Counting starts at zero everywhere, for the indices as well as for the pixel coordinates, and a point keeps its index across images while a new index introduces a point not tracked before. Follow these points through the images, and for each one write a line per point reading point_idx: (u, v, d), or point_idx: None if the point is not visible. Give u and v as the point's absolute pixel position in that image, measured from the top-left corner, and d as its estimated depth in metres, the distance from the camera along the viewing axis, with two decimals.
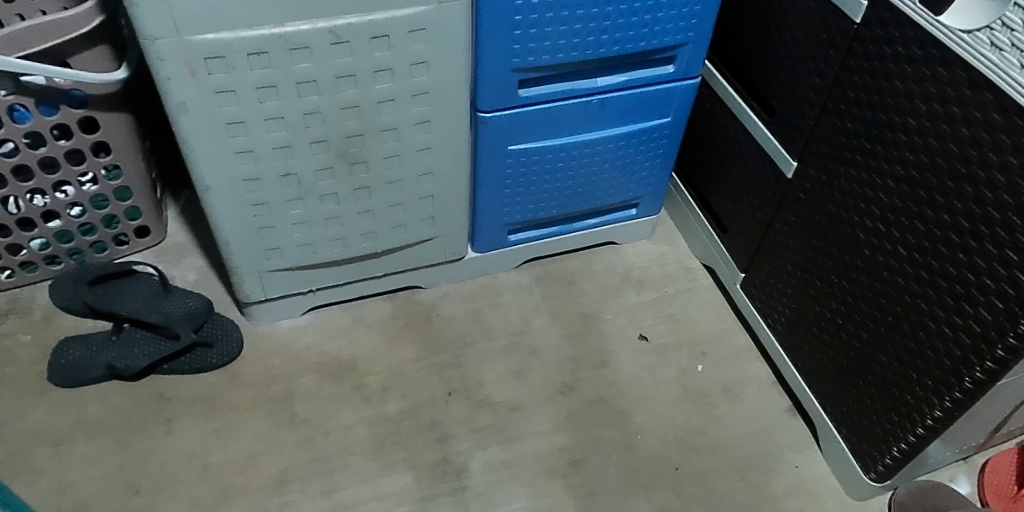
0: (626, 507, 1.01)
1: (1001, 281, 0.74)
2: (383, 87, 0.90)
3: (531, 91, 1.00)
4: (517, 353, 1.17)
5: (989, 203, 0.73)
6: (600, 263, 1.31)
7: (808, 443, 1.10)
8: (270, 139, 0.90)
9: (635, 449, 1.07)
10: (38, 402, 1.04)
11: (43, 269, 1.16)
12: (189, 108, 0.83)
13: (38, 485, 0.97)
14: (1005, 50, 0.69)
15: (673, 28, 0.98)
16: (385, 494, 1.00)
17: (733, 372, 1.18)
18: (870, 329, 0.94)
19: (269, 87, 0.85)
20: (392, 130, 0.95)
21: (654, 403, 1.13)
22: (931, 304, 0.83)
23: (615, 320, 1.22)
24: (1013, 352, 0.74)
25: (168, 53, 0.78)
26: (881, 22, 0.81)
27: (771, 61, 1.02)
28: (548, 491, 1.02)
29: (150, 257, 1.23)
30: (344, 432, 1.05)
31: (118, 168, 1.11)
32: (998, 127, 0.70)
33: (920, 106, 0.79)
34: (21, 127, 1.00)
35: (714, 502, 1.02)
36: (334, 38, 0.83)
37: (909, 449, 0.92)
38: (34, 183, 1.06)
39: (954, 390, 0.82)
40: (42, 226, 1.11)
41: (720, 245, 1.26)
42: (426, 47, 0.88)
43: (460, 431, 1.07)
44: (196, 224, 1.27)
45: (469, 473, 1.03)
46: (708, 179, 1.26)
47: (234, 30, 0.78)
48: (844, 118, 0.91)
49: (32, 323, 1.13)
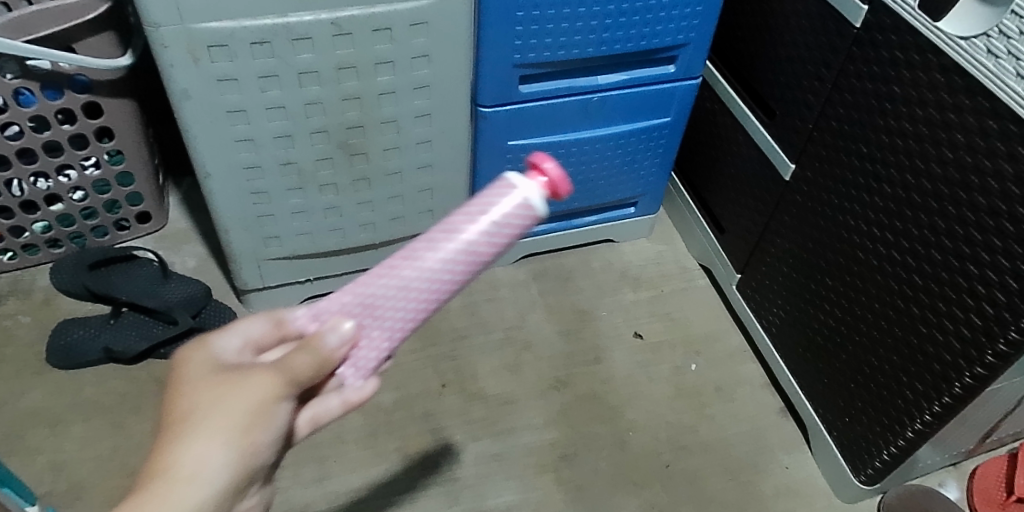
0: (614, 502, 1.02)
1: (993, 288, 0.74)
2: (384, 79, 0.91)
3: (532, 87, 1.01)
4: (512, 347, 1.18)
5: (982, 210, 0.74)
6: (597, 261, 1.32)
7: (797, 443, 1.11)
8: (271, 128, 0.91)
9: (626, 446, 1.08)
10: (36, 383, 1.06)
11: (45, 252, 1.18)
12: (192, 95, 0.84)
13: (34, 465, 0.98)
14: (1001, 57, 0.68)
15: (675, 27, 0.98)
16: (376, 483, 1.01)
17: (726, 372, 1.19)
18: (863, 333, 0.94)
19: (271, 77, 0.86)
20: (392, 122, 0.96)
21: (646, 400, 1.13)
22: (924, 309, 0.84)
23: (610, 317, 1.23)
24: (1002, 358, 0.75)
25: (171, 40, 0.79)
26: (881, 27, 0.81)
27: (771, 63, 1.03)
28: (538, 484, 1.03)
29: (151, 243, 1.24)
30: (337, 421, 1.07)
31: (120, 153, 1.12)
32: (993, 134, 0.71)
33: (917, 111, 0.79)
34: (26, 111, 1.01)
35: (702, 499, 1.03)
36: (337, 30, 0.84)
37: (899, 452, 0.93)
38: (38, 166, 1.07)
39: (944, 395, 0.83)
40: (45, 210, 1.12)
41: (717, 245, 1.26)
42: (427, 41, 0.89)
43: (453, 423, 1.08)
44: (197, 212, 1.28)
45: (460, 465, 1.04)
46: (706, 180, 1.27)
47: (237, 19, 0.79)
48: (842, 122, 0.91)
49: (32, 305, 1.14)
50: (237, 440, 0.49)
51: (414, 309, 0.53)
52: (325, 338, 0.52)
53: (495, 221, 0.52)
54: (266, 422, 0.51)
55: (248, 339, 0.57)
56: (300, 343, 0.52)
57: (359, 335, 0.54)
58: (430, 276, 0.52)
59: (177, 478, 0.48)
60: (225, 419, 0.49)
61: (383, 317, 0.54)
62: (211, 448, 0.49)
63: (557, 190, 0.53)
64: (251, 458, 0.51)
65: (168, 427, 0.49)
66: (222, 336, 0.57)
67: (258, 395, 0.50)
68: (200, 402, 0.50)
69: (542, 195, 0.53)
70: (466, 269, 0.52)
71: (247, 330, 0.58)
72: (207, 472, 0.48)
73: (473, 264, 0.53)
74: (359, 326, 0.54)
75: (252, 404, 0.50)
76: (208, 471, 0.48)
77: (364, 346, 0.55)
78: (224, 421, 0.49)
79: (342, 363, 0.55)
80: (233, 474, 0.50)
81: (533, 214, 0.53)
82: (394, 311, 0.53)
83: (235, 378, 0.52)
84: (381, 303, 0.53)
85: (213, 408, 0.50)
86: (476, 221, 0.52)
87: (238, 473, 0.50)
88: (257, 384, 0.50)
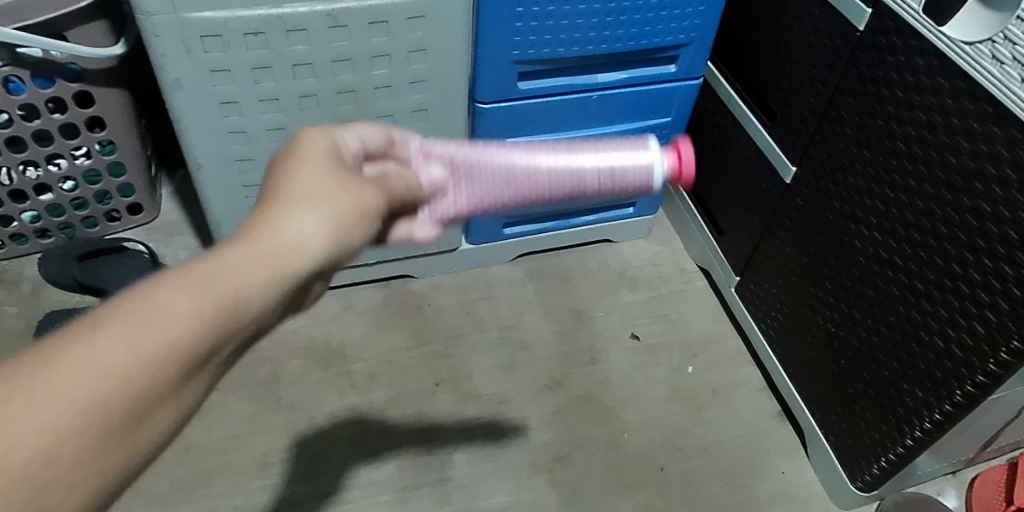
0: (608, 505, 1.00)
1: (996, 295, 0.73)
2: (380, 72, 0.90)
3: (530, 84, 0.99)
4: (507, 347, 1.16)
5: (986, 216, 0.72)
6: (594, 261, 1.30)
7: (795, 448, 1.10)
8: (264, 120, 0.90)
9: (620, 448, 1.06)
10: None
11: (34, 242, 1.17)
12: (184, 85, 0.83)
13: None
14: (1005, 64, 0.67)
15: (677, 26, 0.97)
16: (367, 481, 1.00)
17: (723, 375, 1.17)
18: (862, 337, 0.93)
19: (265, 68, 0.85)
20: (388, 117, 0.95)
21: (642, 402, 1.12)
22: (925, 315, 0.82)
23: (606, 318, 1.22)
24: (1004, 367, 0.73)
25: (164, 29, 0.78)
26: (884, 30, 0.80)
27: (773, 64, 1.01)
28: (532, 485, 1.01)
29: (143, 234, 1.23)
30: (329, 418, 1.05)
31: (112, 143, 1.11)
32: (997, 139, 0.69)
33: (920, 115, 0.78)
34: (15, 99, 0.99)
35: (696, 503, 1.02)
36: (332, 22, 0.82)
37: (898, 460, 0.91)
38: (27, 155, 1.06)
39: (945, 403, 0.81)
40: (34, 199, 1.11)
41: (716, 247, 1.25)
42: (425, 35, 0.88)
43: (445, 422, 1.07)
44: (190, 204, 1.27)
45: (452, 465, 1.02)
46: (706, 181, 1.26)
47: (231, 9, 0.78)
48: (844, 125, 0.90)
49: (20, 296, 1.13)
50: (339, 229, 0.43)
51: (507, 190, 0.70)
52: (421, 175, 0.65)
53: (615, 166, 0.71)
54: (366, 222, 0.45)
55: (361, 141, 0.55)
56: (405, 177, 0.59)
57: (450, 184, 0.69)
58: (536, 172, 0.70)
59: (277, 240, 0.40)
60: (335, 205, 0.43)
61: (481, 180, 0.70)
62: (318, 225, 0.42)
63: (678, 172, 0.72)
64: (345, 253, 0.44)
65: (271, 194, 0.43)
66: (334, 131, 0.51)
67: (367, 196, 0.45)
68: (310, 182, 0.44)
69: (665, 169, 0.72)
70: (563, 184, 0.71)
71: (365, 135, 0.56)
72: (311, 246, 0.41)
73: (573, 185, 0.71)
74: (452, 179, 0.68)
75: (358, 201, 0.45)
76: (308, 244, 0.41)
77: (449, 198, 0.68)
78: (332, 206, 0.43)
79: (421, 207, 0.66)
80: (329, 260, 0.43)
81: (647, 184, 0.72)
82: (490, 180, 0.70)
83: (344, 176, 0.46)
84: (486, 171, 0.69)
85: (324, 190, 0.44)
86: (599, 158, 0.71)
87: (333, 263, 0.43)
88: (366, 194, 0.45)
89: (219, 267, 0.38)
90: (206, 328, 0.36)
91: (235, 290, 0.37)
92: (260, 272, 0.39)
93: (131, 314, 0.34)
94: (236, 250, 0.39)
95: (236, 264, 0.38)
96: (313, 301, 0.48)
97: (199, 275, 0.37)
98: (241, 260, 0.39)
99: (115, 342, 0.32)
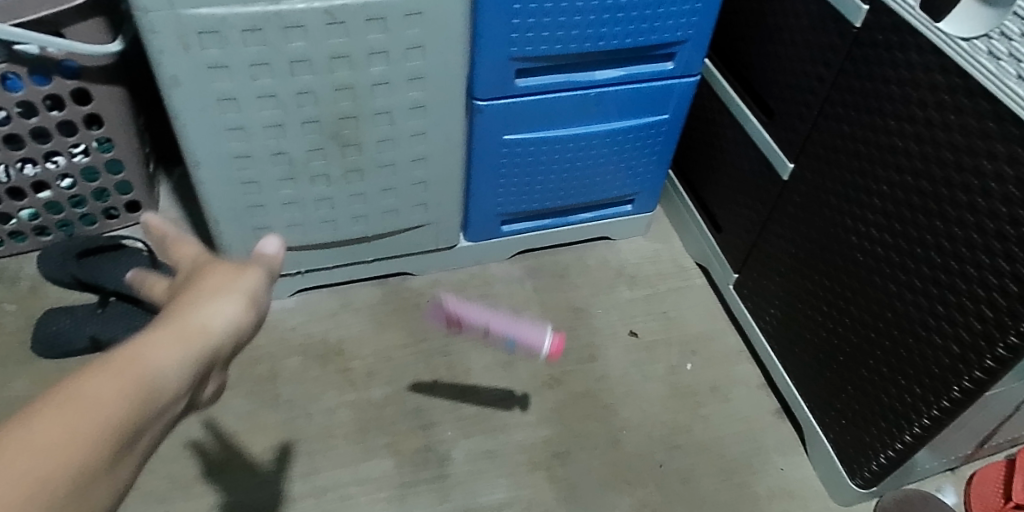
0: (606, 502, 1.00)
1: (992, 290, 0.73)
2: (378, 69, 0.90)
3: (528, 81, 0.99)
4: (505, 344, 1.16)
5: (982, 212, 0.73)
6: (592, 258, 1.31)
7: (793, 445, 1.10)
8: (262, 117, 0.90)
9: (619, 445, 1.06)
10: (20, 371, 1.05)
11: (32, 239, 1.17)
12: (182, 82, 0.83)
13: None
14: (1002, 59, 0.67)
15: (674, 23, 0.97)
16: (365, 478, 1.00)
17: (721, 372, 1.17)
18: (860, 334, 0.93)
19: (263, 65, 0.85)
20: (385, 114, 0.95)
21: (640, 398, 1.12)
22: (922, 311, 0.82)
23: (604, 315, 1.22)
24: (1001, 362, 0.73)
25: (161, 26, 0.78)
26: (881, 26, 0.80)
27: (770, 61, 1.02)
28: (531, 482, 1.01)
29: (141, 232, 1.23)
30: (327, 415, 1.05)
31: (110, 141, 1.11)
32: (994, 135, 0.69)
33: (917, 111, 0.78)
34: (13, 96, 0.99)
35: (694, 499, 1.02)
36: (330, 19, 0.82)
37: (896, 456, 0.91)
38: (25, 152, 1.06)
39: (942, 398, 0.81)
40: (32, 197, 1.11)
41: (714, 244, 1.25)
42: (422, 32, 0.88)
43: (443, 419, 1.07)
44: (188, 202, 1.27)
45: (450, 461, 1.02)
46: (704, 178, 1.26)
47: (228, 6, 0.78)
48: (841, 122, 0.90)
49: (18, 294, 1.13)
50: (245, 310, 0.49)
51: None
52: None
53: None
54: (257, 300, 0.50)
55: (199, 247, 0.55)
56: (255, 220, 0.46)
57: None
58: None
59: (194, 327, 0.46)
60: (237, 286, 0.49)
61: None
62: (227, 311, 0.47)
63: None
64: (241, 335, 0.49)
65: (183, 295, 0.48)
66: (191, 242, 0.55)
67: (254, 280, 0.51)
68: (214, 278, 0.50)
69: None
70: None
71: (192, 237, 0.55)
72: (222, 329, 0.47)
73: None
74: None
75: (247, 286, 0.50)
76: (214, 331, 0.46)
77: None
78: (235, 290, 0.49)
79: None
80: (228, 344, 0.48)
81: None
82: None
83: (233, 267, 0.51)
84: None
85: (225, 280, 0.50)
86: None
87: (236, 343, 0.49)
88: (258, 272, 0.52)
89: (139, 355, 0.42)
90: (136, 400, 0.40)
91: (156, 370, 0.42)
92: (181, 348, 0.44)
93: (76, 393, 0.38)
94: (148, 340, 0.43)
95: (159, 345, 0.43)
96: (211, 394, 0.51)
97: (114, 368, 0.41)
98: (163, 344, 0.44)
99: (45, 433, 0.36)
